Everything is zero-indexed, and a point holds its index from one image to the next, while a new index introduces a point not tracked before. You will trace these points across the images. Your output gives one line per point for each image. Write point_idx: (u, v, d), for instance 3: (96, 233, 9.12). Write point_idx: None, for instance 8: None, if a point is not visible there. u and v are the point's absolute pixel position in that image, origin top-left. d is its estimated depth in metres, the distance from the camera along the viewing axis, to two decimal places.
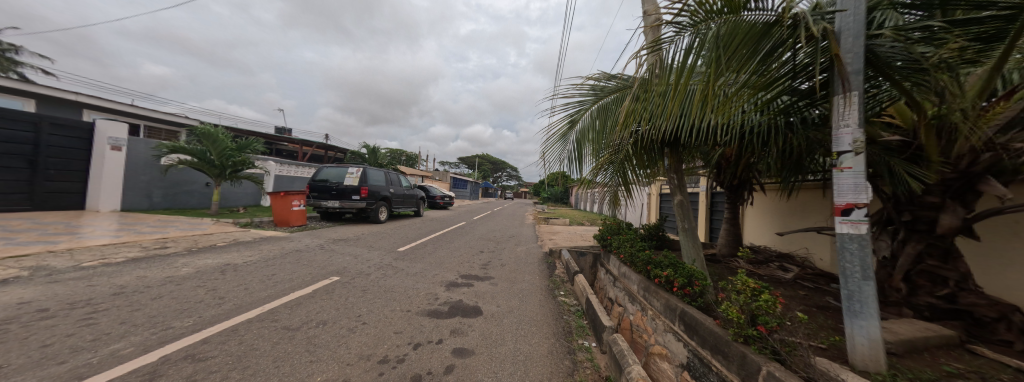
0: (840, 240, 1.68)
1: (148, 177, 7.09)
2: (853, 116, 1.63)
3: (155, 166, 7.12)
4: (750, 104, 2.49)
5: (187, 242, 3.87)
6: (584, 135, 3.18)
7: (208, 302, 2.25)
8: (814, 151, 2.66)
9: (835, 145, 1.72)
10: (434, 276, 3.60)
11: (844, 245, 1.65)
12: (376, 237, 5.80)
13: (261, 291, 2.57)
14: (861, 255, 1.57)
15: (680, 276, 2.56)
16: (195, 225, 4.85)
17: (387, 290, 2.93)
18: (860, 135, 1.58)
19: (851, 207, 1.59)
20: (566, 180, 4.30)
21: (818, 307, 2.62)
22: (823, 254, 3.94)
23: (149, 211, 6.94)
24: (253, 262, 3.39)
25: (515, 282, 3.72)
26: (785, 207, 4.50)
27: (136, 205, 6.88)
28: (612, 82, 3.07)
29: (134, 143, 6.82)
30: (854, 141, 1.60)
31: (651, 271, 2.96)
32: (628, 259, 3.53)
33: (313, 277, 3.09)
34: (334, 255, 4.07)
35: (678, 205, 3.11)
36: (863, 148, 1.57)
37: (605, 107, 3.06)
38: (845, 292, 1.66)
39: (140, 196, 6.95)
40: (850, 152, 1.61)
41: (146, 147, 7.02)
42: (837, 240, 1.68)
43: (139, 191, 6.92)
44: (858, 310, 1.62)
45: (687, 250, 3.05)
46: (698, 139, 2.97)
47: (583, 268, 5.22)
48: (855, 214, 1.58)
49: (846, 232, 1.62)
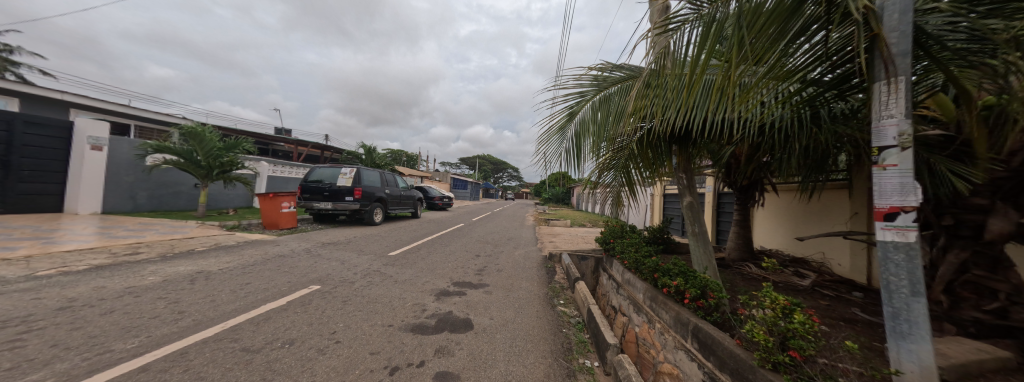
0: (881, 249, 1.37)
1: (132, 179, 6.90)
2: (899, 105, 1.30)
3: (139, 166, 6.92)
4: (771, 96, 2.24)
5: (162, 247, 3.64)
6: (585, 128, 2.92)
7: (164, 318, 2.02)
8: (840, 146, 2.41)
9: (876, 139, 1.41)
10: (424, 284, 3.36)
11: (887, 255, 1.34)
12: (368, 240, 5.57)
13: (228, 303, 2.34)
14: (909, 266, 1.25)
15: (691, 286, 2.30)
16: (176, 228, 4.62)
17: (370, 301, 2.68)
18: (909, 126, 1.26)
19: (897, 211, 1.27)
20: (567, 180, 4.05)
21: (846, 320, 2.35)
22: (842, 260, 3.68)
23: (132, 213, 6.74)
24: (229, 269, 3.16)
25: (511, 290, 3.46)
26: (801, 209, 4.25)
27: (118, 207, 6.69)
28: (619, 73, 2.82)
29: (117, 143, 6.63)
30: (901, 134, 1.28)
31: (658, 279, 2.70)
32: (632, 266, 3.27)
33: (290, 286, 2.85)
34: (319, 261, 3.84)
35: (687, 206, 2.85)
36: (913, 142, 1.25)
37: (608, 99, 2.81)
38: (889, 310, 1.34)
39: (123, 198, 6.75)
40: (896, 147, 1.29)
41: (129, 147, 6.83)
42: (878, 249, 1.37)
43: (121, 193, 6.72)
44: (906, 331, 1.29)
45: (697, 257, 2.79)
46: (709, 135, 2.72)
47: (585, 273, 4.98)
48: (901, 219, 1.26)
49: (890, 240, 1.30)
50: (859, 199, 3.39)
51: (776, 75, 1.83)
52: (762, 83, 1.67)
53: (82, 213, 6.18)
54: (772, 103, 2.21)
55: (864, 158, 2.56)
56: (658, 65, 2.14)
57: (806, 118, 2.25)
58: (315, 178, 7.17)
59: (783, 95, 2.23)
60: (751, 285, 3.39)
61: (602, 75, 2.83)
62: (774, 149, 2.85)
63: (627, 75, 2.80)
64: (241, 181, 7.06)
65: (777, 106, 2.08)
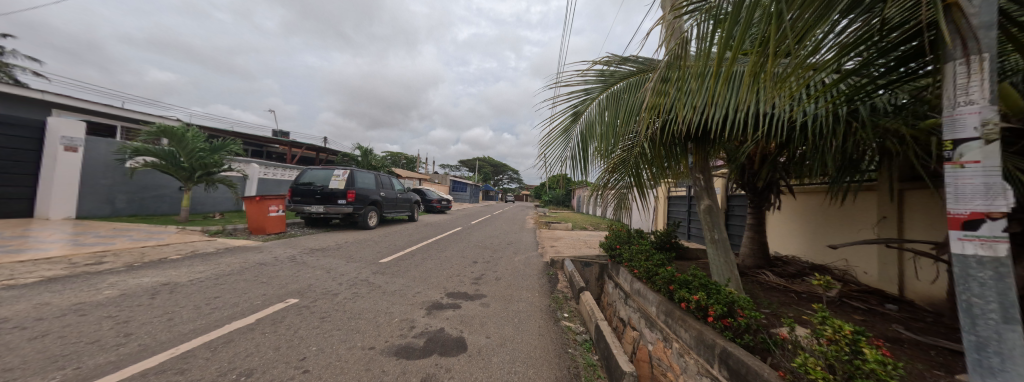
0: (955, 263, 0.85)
1: (110, 182, 6.62)
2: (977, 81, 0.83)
3: (118, 168, 6.65)
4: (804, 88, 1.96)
5: (130, 255, 3.35)
6: (591, 129, 2.62)
7: (103, 343, 1.73)
8: (883, 142, 2.13)
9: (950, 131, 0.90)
10: (416, 295, 3.07)
11: (972, 273, 0.82)
12: (359, 245, 5.28)
13: (187, 323, 2.05)
14: (998, 288, 0.77)
15: (716, 302, 2.00)
16: (153, 234, 4.34)
17: (352, 317, 2.40)
18: (994, 111, 0.77)
19: (979, 218, 0.79)
20: (568, 182, 3.75)
21: (893, 341, 2.05)
22: (868, 268, 3.43)
23: (109, 218, 6.46)
24: (200, 280, 2.87)
25: (510, 302, 3.17)
26: (821, 213, 3.98)
27: (95, 212, 6.41)
28: (626, 66, 2.53)
29: (94, 144, 6.36)
30: (985, 122, 0.79)
31: (674, 292, 2.41)
32: (643, 275, 2.99)
33: (264, 299, 2.56)
34: (303, 269, 3.54)
35: (704, 211, 2.59)
36: (1002, 132, 0.75)
37: (617, 96, 2.53)
38: (971, 340, 0.84)
39: (101, 202, 6.48)
40: (979, 140, 0.80)
41: (107, 148, 6.55)
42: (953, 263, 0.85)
43: (98, 197, 6.45)
44: (995, 368, 0.79)
45: (717, 267, 2.50)
46: (730, 135, 2.43)
47: (589, 280, 4.71)
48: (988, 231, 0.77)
49: (970, 255, 0.81)
50: (888, 203, 3.11)
51: (818, 63, 1.53)
52: (803, 74, 1.33)
53: (54, 218, 5.89)
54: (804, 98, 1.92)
55: (904, 156, 2.29)
56: (676, 55, 1.83)
57: (844, 114, 1.96)
58: (306, 180, 6.86)
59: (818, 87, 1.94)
60: (774, 296, 3.11)
61: (608, 70, 2.55)
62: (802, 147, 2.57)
63: (635, 69, 2.53)
64: (226, 184, 6.79)
65: (813, 101, 1.78)
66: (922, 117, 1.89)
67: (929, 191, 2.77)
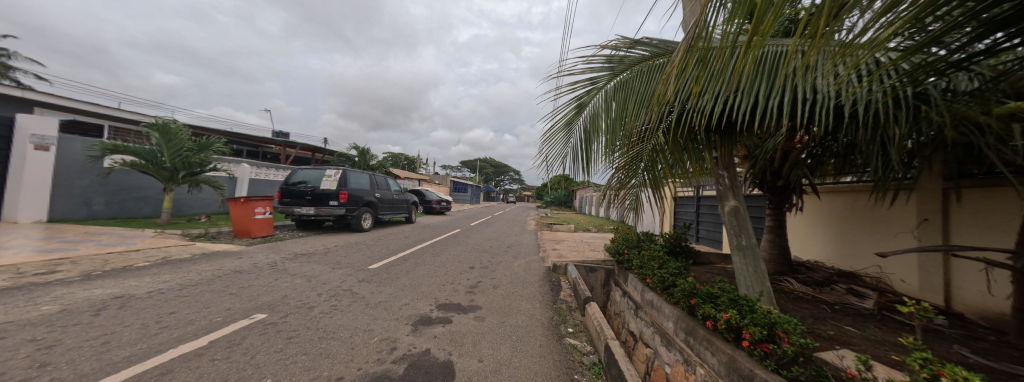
0: None
1: (87, 183, 6.42)
2: None
3: (94, 168, 6.45)
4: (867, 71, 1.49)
5: (91, 262, 3.06)
6: (597, 123, 2.05)
7: (6, 377, 1.39)
8: (952, 130, 1.73)
9: None
10: (403, 308, 2.76)
11: None
12: (349, 250, 4.98)
13: (126, 347, 1.74)
14: None
15: (752, 323, 1.66)
16: (125, 238, 4.05)
17: (325, 337, 2.08)
18: None
19: None
20: (571, 182, 3.45)
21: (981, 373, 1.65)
22: (906, 275, 3.09)
23: (84, 221, 6.27)
24: (160, 292, 2.57)
25: (508, 315, 2.83)
26: (853, 215, 3.63)
27: (70, 215, 6.22)
28: (639, 50, 1.91)
29: (66, 142, 6.14)
30: None
31: (697, 308, 2.07)
32: (657, 284, 2.67)
33: (226, 315, 2.25)
34: (281, 277, 3.24)
35: (730, 212, 2.24)
36: None
37: (627, 86, 1.94)
38: None
39: (76, 204, 6.29)
40: None
41: (81, 147, 6.34)
42: None
43: (74, 199, 6.26)
44: None
45: (745, 278, 2.16)
46: (767, 126, 1.94)
47: (593, 287, 4.37)
48: None
49: None
50: (928, 203, 2.82)
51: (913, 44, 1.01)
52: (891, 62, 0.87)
53: (22, 222, 5.64)
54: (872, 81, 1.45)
55: (971, 145, 1.91)
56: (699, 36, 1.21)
57: (911, 101, 1.52)
58: (297, 181, 6.58)
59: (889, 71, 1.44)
60: (804, 308, 2.76)
61: (615, 55, 1.94)
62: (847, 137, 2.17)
63: (649, 52, 1.90)
64: (212, 185, 6.51)
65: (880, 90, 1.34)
66: (1004, 101, 1.52)
67: (980, 188, 2.49)
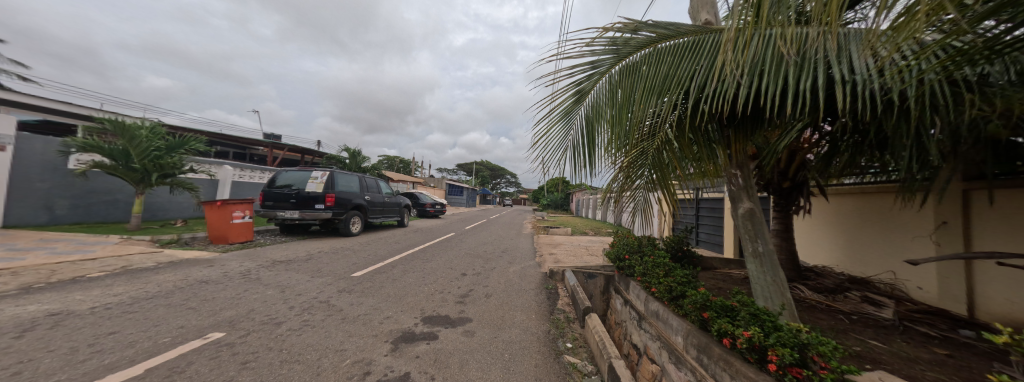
0: None
1: (49, 186, 6.10)
2: None
3: (57, 169, 6.17)
4: (911, 51, 1.28)
5: (34, 274, 2.75)
6: (599, 113, 1.81)
7: None
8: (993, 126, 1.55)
9: None
10: (384, 321, 2.50)
11: None
12: (334, 256, 4.69)
13: (40, 377, 1.46)
14: None
15: (781, 343, 1.41)
16: (84, 246, 3.73)
17: (288, 360, 1.80)
18: None
19: None
20: (568, 185, 3.22)
21: None
22: (922, 282, 2.91)
23: (46, 227, 5.94)
24: (106, 307, 2.28)
25: (501, 329, 2.58)
26: (863, 218, 3.47)
27: (29, 220, 5.89)
28: (647, 33, 1.69)
29: (26, 142, 5.86)
30: None
31: (712, 323, 1.83)
32: (664, 294, 2.43)
33: (177, 335, 1.97)
34: (252, 288, 2.96)
35: (746, 215, 2.02)
36: None
37: (634, 73, 1.70)
38: None
39: (37, 209, 5.97)
40: None
41: (43, 147, 6.05)
42: None
43: (33, 204, 5.93)
44: None
45: (762, 289, 1.94)
46: (789, 118, 1.73)
47: (592, 294, 4.15)
48: None
49: None
50: (947, 203, 2.66)
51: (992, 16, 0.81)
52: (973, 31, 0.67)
53: None
54: (920, 63, 1.23)
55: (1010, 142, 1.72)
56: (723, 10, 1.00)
57: (957, 91, 1.33)
58: (282, 183, 6.28)
59: (939, 52, 1.23)
60: (820, 319, 2.55)
61: (621, 35, 1.69)
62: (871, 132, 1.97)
63: (659, 35, 1.67)
64: (186, 186, 6.17)
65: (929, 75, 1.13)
66: None
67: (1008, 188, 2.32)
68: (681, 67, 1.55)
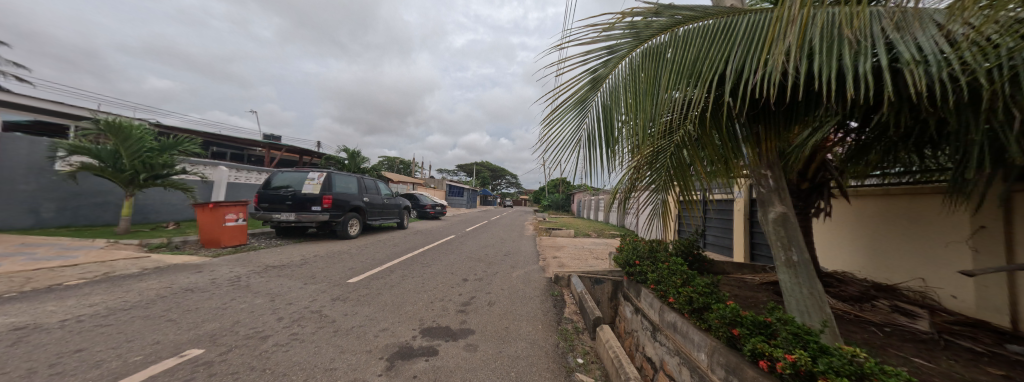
0: None
1: (35, 188, 5.97)
2: None
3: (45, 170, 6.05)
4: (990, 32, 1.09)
5: (7, 282, 2.58)
6: (616, 102, 1.62)
7: None
8: None
9: None
10: (380, 334, 2.31)
11: None
12: (330, 260, 4.51)
13: None
14: None
15: (835, 371, 1.20)
16: (66, 251, 3.56)
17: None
18: None
19: None
20: (569, 186, 3.01)
21: None
22: (958, 291, 2.70)
23: (31, 230, 5.79)
24: (75, 320, 2.09)
25: (505, 343, 2.39)
26: (891, 221, 3.27)
27: (13, 223, 5.74)
28: (672, 15, 1.51)
29: (13, 143, 5.77)
30: None
31: (745, 341, 1.63)
32: (684, 305, 2.24)
33: (151, 352, 1.79)
34: (241, 296, 2.78)
35: (777, 221, 1.81)
36: None
37: (658, 58, 1.51)
38: None
39: (22, 211, 5.83)
40: None
41: (30, 148, 5.95)
42: None
43: (18, 206, 5.79)
44: None
45: (799, 302, 1.75)
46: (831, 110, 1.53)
47: (600, 301, 3.96)
48: None
49: None
50: (986, 207, 2.47)
51: None
52: None
53: None
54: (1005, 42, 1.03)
55: None
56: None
57: None
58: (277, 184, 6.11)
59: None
60: (853, 332, 2.35)
61: (642, 18, 1.51)
62: (920, 128, 1.76)
63: (686, 18, 1.48)
64: (179, 187, 5.99)
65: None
66: None
67: None
68: (711, 51, 1.36)
